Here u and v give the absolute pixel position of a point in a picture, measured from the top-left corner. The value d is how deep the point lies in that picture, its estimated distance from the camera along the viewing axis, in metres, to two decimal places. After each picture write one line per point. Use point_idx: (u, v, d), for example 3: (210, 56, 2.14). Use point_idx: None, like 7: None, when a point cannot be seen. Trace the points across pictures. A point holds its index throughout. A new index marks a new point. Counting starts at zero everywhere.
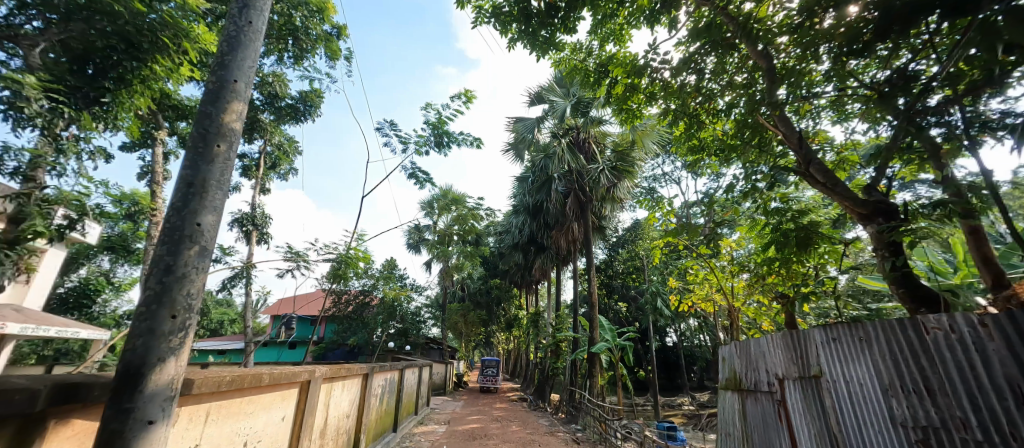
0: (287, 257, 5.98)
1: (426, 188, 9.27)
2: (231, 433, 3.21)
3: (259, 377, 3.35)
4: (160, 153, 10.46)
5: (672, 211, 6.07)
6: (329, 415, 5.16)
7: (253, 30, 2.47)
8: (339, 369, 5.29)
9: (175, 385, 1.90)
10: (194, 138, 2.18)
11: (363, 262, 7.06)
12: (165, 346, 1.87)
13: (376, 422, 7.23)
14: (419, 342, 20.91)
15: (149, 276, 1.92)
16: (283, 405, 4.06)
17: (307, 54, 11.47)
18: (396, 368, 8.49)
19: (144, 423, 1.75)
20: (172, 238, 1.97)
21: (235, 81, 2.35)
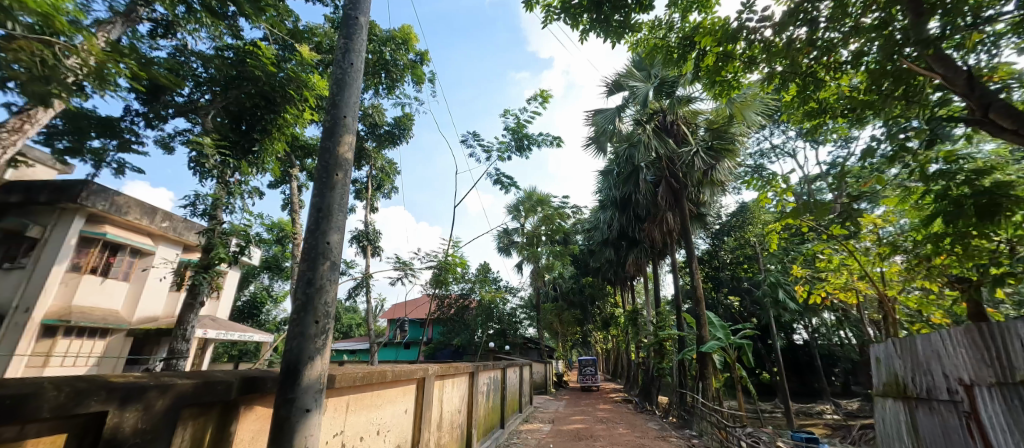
0: (396, 267, 6.57)
1: (510, 192, 9.47)
2: (366, 423, 3.59)
3: (384, 374, 3.71)
4: (296, 185, 12.25)
5: (789, 189, 5.25)
6: (443, 410, 5.51)
7: (355, 69, 2.72)
8: (449, 367, 5.62)
9: (324, 379, 2.19)
10: (319, 170, 2.48)
11: (460, 267, 7.43)
12: (314, 347, 2.15)
13: (485, 418, 7.54)
14: (517, 342, 21.40)
15: (296, 288, 2.23)
16: (405, 399, 4.42)
17: (398, 82, 12.42)
18: (500, 367, 8.77)
19: (303, 411, 2.04)
20: (311, 256, 2.26)
21: (345, 116, 2.61)
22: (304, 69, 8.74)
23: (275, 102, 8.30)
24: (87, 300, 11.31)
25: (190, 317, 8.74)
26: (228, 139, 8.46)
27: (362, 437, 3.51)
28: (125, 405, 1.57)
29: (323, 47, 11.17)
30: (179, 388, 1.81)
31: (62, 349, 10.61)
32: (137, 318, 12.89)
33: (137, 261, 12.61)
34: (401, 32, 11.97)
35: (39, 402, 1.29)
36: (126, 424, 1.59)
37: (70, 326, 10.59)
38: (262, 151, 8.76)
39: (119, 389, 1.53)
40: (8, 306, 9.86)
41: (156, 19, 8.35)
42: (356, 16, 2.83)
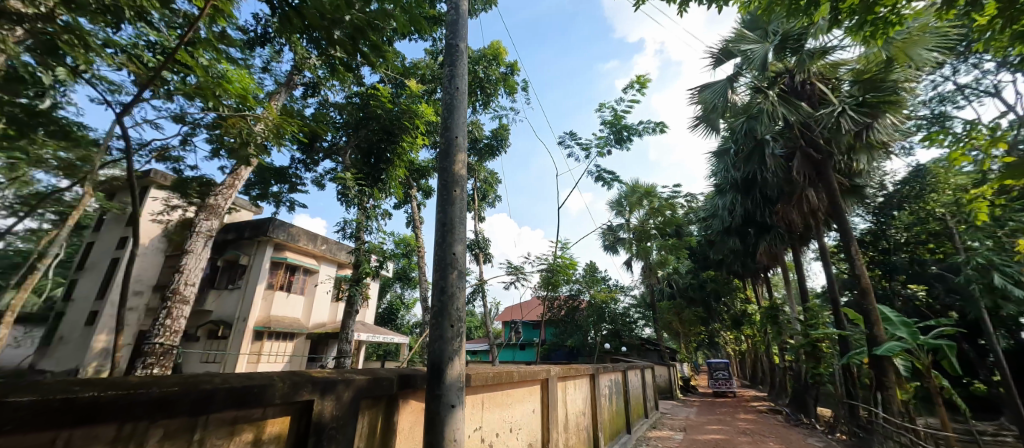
0: (509, 271, 6.84)
1: (613, 188, 9.18)
2: (500, 420, 3.81)
3: (511, 374, 3.91)
4: (416, 204, 13.66)
5: (999, 138, 4.03)
6: (568, 412, 5.55)
7: (460, 92, 2.97)
8: (570, 369, 5.64)
9: (463, 378, 2.42)
10: (440, 188, 2.75)
11: (572, 268, 7.39)
12: (451, 348, 2.39)
13: (610, 422, 7.35)
14: (635, 344, 20.43)
15: (432, 297, 2.51)
16: (532, 399, 4.58)
17: (493, 96, 13.00)
18: (620, 369, 8.47)
19: (449, 406, 2.28)
20: (441, 267, 2.52)
21: (456, 137, 2.85)
22: (414, 103, 10.27)
23: (394, 133, 10.15)
24: (279, 310, 14.28)
25: (349, 322, 10.66)
26: (363, 172, 10.31)
27: (497, 433, 3.75)
28: (323, 395, 1.97)
29: (425, 78, 12.43)
30: (357, 382, 2.20)
31: (267, 349, 13.53)
32: (313, 322, 15.60)
33: (308, 279, 15.58)
34: (491, 48, 12.63)
35: (271, 391, 1.71)
36: (325, 410, 1.99)
37: (271, 332, 13.62)
38: (388, 179, 10.34)
39: (318, 382, 1.93)
40: (235, 316, 13.41)
41: (306, 83, 10.29)
42: (457, 44, 3.08)
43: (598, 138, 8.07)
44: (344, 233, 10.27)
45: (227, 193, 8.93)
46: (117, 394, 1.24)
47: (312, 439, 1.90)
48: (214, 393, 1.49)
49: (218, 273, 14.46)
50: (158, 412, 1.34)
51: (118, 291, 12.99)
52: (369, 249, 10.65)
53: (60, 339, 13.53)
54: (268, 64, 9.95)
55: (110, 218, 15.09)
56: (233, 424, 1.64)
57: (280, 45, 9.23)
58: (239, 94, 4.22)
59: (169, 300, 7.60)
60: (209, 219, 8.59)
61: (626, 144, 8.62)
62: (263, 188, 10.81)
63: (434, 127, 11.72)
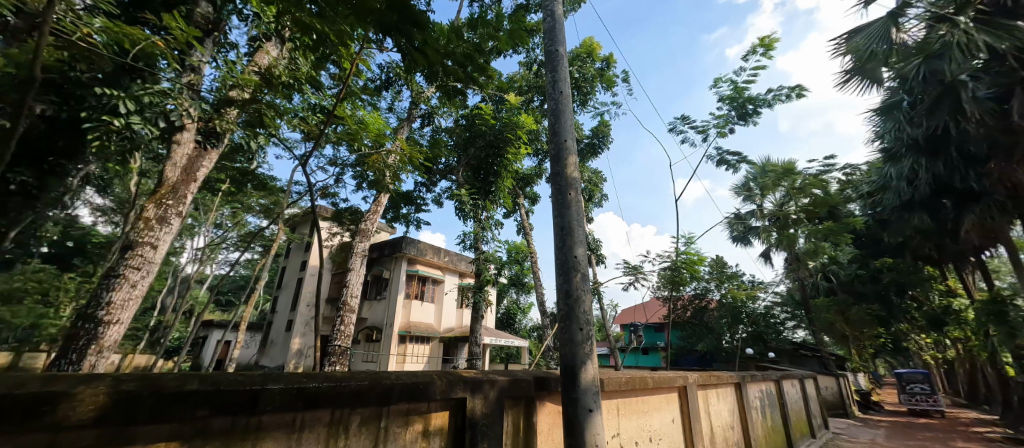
0: (627, 272, 6.53)
1: (740, 170, 8.16)
2: (637, 428, 3.64)
3: (646, 380, 3.71)
4: (524, 211, 14.07)
5: None
6: (713, 424, 5.03)
7: (564, 95, 2.95)
8: (710, 376, 5.12)
9: (599, 381, 2.33)
10: (555, 193, 2.75)
11: (702, 264, 6.68)
12: (583, 352, 2.32)
13: (766, 438, 6.43)
14: (785, 348, 17.62)
15: (559, 300, 2.50)
16: (670, 408, 4.26)
17: (590, 94, 12.76)
18: (772, 378, 7.36)
19: (587, 410, 2.22)
20: (563, 270, 2.50)
21: (565, 140, 2.83)
22: (514, 116, 10.75)
23: (500, 147, 10.65)
24: (416, 317, 16.15)
25: (477, 326, 11.53)
26: (475, 187, 11.15)
27: (637, 442, 3.60)
28: (473, 393, 2.14)
29: (520, 90, 12.91)
30: (500, 383, 2.33)
31: (410, 351, 15.34)
32: (444, 327, 17.11)
33: (437, 288, 17.29)
34: (583, 46, 12.47)
35: (431, 388, 1.93)
36: (476, 407, 2.16)
37: (411, 336, 15.44)
38: (498, 190, 11.02)
39: (468, 381, 2.11)
40: (383, 322, 15.53)
41: (422, 114, 11.51)
42: (556, 48, 3.09)
43: (716, 117, 7.24)
44: (464, 245, 11.14)
45: (373, 218, 10.45)
46: (330, 386, 1.54)
47: (468, 434, 2.08)
48: (392, 387, 1.75)
49: (367, 286, 17.06)
50: (355, 401, 1.64)
51: (303, 304, 16.22)
52: (487, 258, 11.41)
53: (270, 343, 17.41)
54: (391, 104, 11.44)
55: (294, 247, 18.99)
56: (407, 415, 1.89)
57: (399, 86, 10.56)
58: (375, 134, 5.00)
59: (341, 310, 9.16)
60: (364, 241, 10.17)
61: (752, 119, 7.60)
62: (395, 211, 12.48)
63: (534, 135, 12.03)
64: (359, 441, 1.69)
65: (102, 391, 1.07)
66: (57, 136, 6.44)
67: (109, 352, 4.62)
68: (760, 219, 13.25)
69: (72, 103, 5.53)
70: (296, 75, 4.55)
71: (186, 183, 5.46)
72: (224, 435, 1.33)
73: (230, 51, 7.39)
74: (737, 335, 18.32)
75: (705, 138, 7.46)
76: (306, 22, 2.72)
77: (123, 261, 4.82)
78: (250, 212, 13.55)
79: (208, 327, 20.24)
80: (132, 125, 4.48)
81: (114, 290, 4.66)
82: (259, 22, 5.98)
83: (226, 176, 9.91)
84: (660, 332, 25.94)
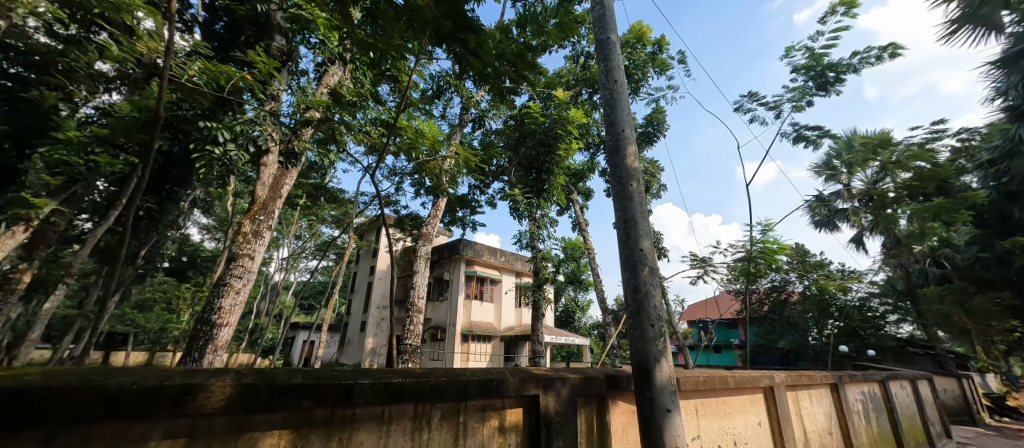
0: (695, 265, 6.15)
1: (821, 146, 7.33)
2: (719, 431, 3.41)
3: (726, 380, 3.47)
4: (578, 207, 13.84)
5: None
6: (807, 428, 4.57)
7: (619, 84, 2.85)
8: (800, 376, 4.66)
9: (675, 380, 2.19)
10: (615, 185, 2.66)
11: (782, 253, 6.09)
12: (657, 349, 2.21)
13: (873, 446, 5.71)
14: (888, 345, 15.57)
15: (627, 296, 2.40)
16: (755, 410, 3.94)
17: (641, 81, 12.23)
18: (876, 378, 6.51)
19: (664, 410, 2.10)
20: (629, 264, 2.41)
21: (623, 130, 2.73)
22: (563, 111, 10.66)
23: (551, 144, 10.59)
24: (477, 316, 16.56)
25: (537, 325, 11.54)
26: (528, 186, 11.20)
27: (720, 445, 3.37)
28: (545, 390, 2.13)
29: (567, 85, 12.73)
30: (572, 380, 2.28)
31: (473, 349, 15.77)
32: (504, 325, 17.34)
33: (496, 288, 17.60)
34: (632, 31, 11.98)
35: (505, 384, 1.95)
36: (549, 405, 2.14)
37: (474, 334, 15.85)
38: (551, 188, 10.99)
39: (539, 379, 2.10)
40: (447, 322, 16.10)
41: (472, 119, 11.78)
42: (607, 36, 2.99)
43: (789, 90, 6.58)
44: (520, 244, 11.22)
45: (432, 222, 10.86)
46: (412, 381, 1.63)
47: (543, 431, 2.07)
48: (468, 384, 1.80)
49: (430, 288, 17.81)
50: (435, 396, 1.70)
51: (375, 306, 17.33)
52: (544, 256, 11.39)
53: (347, 342, 18.81)
54: (443, 112, 11.86)
55: (363, 254, 20.37)
56: (483, 411, 1.93)
57: (450, 94, 10.90)
58: (431, 142, 5.20)
59: (410, 311, 9.63)
60: (426, 245, 10.59)
61: (833, 89, 6.81)
62: (451, 215, 12.94)
63: (585, 129, 11.80)
64: (441, 435, 1.76)
65: (228, 383, 1.22)
66: (171, 167, 7.50)
67: (222, 351, 5.25)
68: (847, 201, 11.83)
69: (181, 137, 6.41)
70: (359, 93, 4.89)
71: (273, 200, 6.05)
72: (325, 424, 1.46)
73: (301, 77, 8.12)
74: (826, 331, 16.52)
75: (778, 115, 6.80)
76: (368, 41, 2.89)
77: (228, 271, 5.47)
78: (325, 223, 14.77)
79: (296, 329, 22.39)
80: (228, 152, 5.10)
81: (222, 297, 5.30)
82: (324, 48, 6.50)
83: (303, 192, 10.91)
84: (733, 329, 24.15)
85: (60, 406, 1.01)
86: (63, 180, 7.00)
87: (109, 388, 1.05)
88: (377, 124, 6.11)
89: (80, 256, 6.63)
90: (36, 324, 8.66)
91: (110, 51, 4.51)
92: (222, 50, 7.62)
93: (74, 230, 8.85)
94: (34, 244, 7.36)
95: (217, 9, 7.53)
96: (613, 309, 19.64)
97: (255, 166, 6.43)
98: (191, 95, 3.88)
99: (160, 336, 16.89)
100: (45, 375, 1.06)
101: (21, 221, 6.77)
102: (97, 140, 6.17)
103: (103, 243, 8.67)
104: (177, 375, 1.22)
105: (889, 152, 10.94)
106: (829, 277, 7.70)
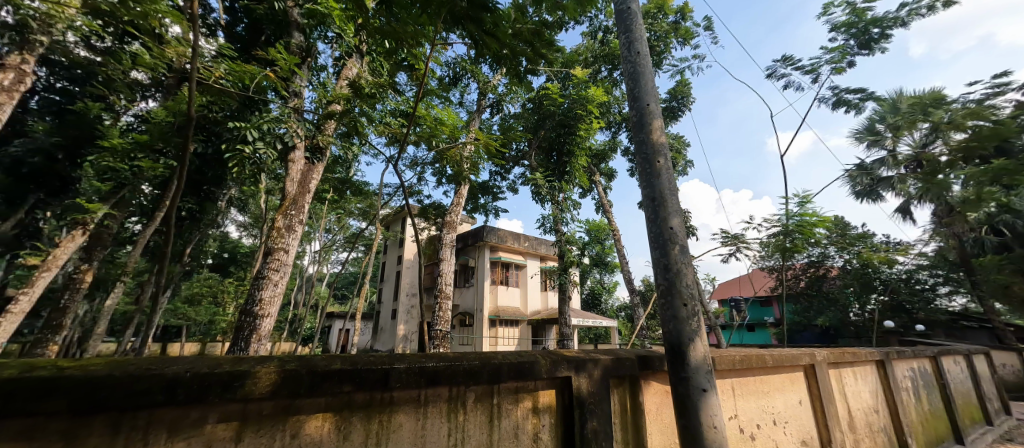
0: (726, 241, 5.93)
1: (865, 110, 6.85)
2: (758, 409, 3.33)
3: (764, 358, 3.37)
4: (601, 189, 13.60)
5: None
6: (851, 406, 4.42)
7: (642, 56, 2.72)
8: (843, 353, 4.46)
9: (711, 359, 2.13)
10: (641, 162, 2.57)
11: (821, 226, 5.77)
12: (690, 328, 2.15)
13: (924, 425, 5.46)
14: (939, 320, 14.64)
15: (657, 275, 2.33)
16: (796, 389, 3.82)
17: (664, 53, 11.79)
18: (927, 354, 6.15)
19: (700, 390, 2.05)
20: (659, 243, 2.33)
21: (648, 104, 2.61)
22: (583, 90, 10.41)
23: (571, 124, 10.42)
24: (503, 301, 16.76)
25: (564, 308, 11.56)
26: (549, 170, 11.09)
27: (759, 425, 3.30)
28: (577, 372, 2.12)
29: (585, 63, 12.39)
30: (604, 361, 2.26)
31: (501, 333, 16.03)
32: (530, 310, 17.44)
33: (520, 273, 17.70)
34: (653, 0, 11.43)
35: (537, 366, 1.95)
36: (582, 386, 2.13)
37: (501, 319, 16.05)
38: (572, 170, 10.77)
39: (572, 360, 2.09)
40: (474, 308, 16.36)
41: (490, 104, 11.69)
42: (627, 6, 2.86)
43: (828, 51, 6.16)
44: (544, 228, 11.19)
45: (455, 210, 10.91)
46: (446, 364, 1.65)
47: (577, 412, 2.06)
48: (500, 367, 1.81)
49: (456, 275, 18.12)
50: (469, 380, 1.72)
51: (404, 294, 17.81)
52: (568, 239, 11.35)
53: (380, 330, 19.44)
54: (461, 98, 11.83)
55: (390, 244, 20.84)
56: (517, 393, 1.94)
57: (466, 80, 10.84)
58: (451, 130, 5.20)
59: (438, 298, 9.80)
60: (450, 233, 10.68)
61: (878, 46, 6.34)
62: (474, 202, 13.04)
63: (605, 108, 11.51)
64: (476, 416, 1.79)
65: (273, 369, 1.27)
66: (207, 169, 7.84)
67: (265, 340, 5.53)
68: (892, 168, 11.13)
69: (213, 138, 6.69)
70: (378, 84, 4.91)
71: (303, 195, 6.21)
72: (365, 407, 1.51)
73: (320, 73, 8.25)
74: (869, 306, 15.70)
75: (815, 79, 6.37)
76: (382, 29, 2.88)
77: (266, 265, 5.71)
78: (353, 216, 15.24)
79: (332, 318, 23.37)
80: (258, 150, 5.27)
81: (262, 289, 5.54)
82: (341, 41, 6.53)
83: (330, 186, 11.26)
84: (768, 306, 23.49)
85: (123, 393, 1.07)
86: (111, 186, 7.37)
87: (166, 375, 1.12)
88: (396, 115, 6.17)
89: (132, 257, 7.10)
90: (101, 319, 9.30)
91: (143, 59, 4.66)
92: (244, 50, 7.85)
93: (126, 233, 9.46)
94: (92, 245, 7.76)
95: (237, 11, 7.75)
96: (640, 289, 19.40)
97: (285, 162, 6.65)
98: (219, 96, 4.01)
99: (210, 328, 18.14)
100: (107, 365, 1.13)
101: (79, 225, 7.16)
102: (138, 146, 6.52)
103: (153, 243, 9.28)
104: (226, 362, 1.28)
105: (941, 112, 9.93)
106: (874, 249, 7.27)
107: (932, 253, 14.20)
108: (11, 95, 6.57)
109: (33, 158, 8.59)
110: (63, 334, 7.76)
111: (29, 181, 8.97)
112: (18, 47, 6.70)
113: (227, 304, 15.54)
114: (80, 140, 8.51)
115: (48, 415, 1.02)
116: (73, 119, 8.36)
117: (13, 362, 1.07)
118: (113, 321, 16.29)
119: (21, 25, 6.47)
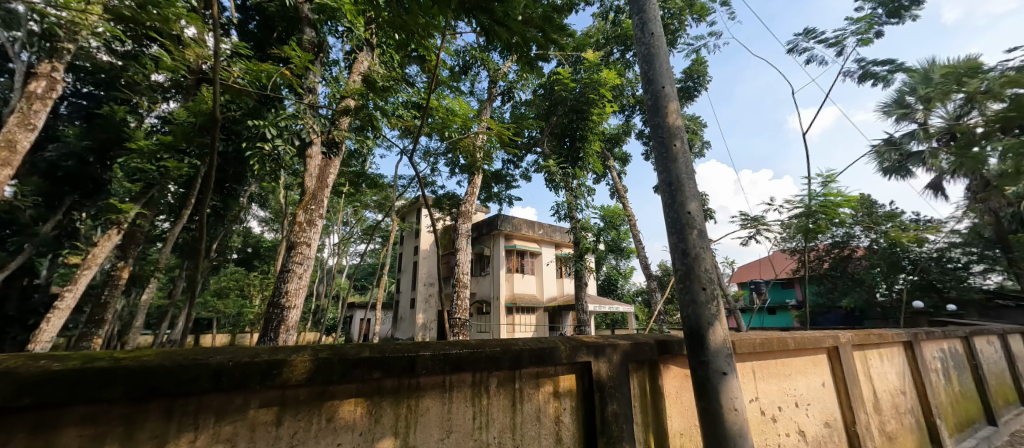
0: (745, 224, 5.79)
1: (893, 82, 6.58)
2: (780, 392, 3.34)
3: (785, 341, 3.35)
4: (615, 174, 13.45)
5: None
6: (877, 388, 4.35)
7: (656, 37, 2.67)
8: (869, 335, 4.37)
9: (731, 343, 2.13)
10: (657, 146, 2.55)
11: (846, 206, 5.60)
12: (709, 312, 2.15)
13: (955, 407, 5.33)
14: (972, 299, 14.08)
15: (676, 259, 2.31)
16: (819, 371, 3.79)
17: (678, 31, 11.49)
18: (958, 335, 5.97)
19: (719, 373, 2.06)
20: (677, 228, 2.32)
21: (663, 87, 2.57)
22: (594, 74, 10.23)
23: (584, 110, 10.31)
24: (520, 288, 16.91)
25: (581, 294, 11.59)
26: (562, 156, 11.01)
27: (780, 406, 3.29)
28: (596, 357, 2.14)
29: (597, 45, 12.16)
30: (623, 346, 2.27)
31: (518, 320, 16.21)
32: (547, 296, 17.50)
33: (536, 260, 17.78)
34: None
35: (557, 352, 1.99)
36: (601, 370, 2.17)
37: (517, 306, 16.22)
38: (586, 156, 10.69)
39: (591, 345, 2.12)
40: (491, 296, 16.59)
41: (501, 92, 11.62)
42: None
43: (854, 21, 5.88)
44: (558, 215, 11.23)
45: (470, 199, 10.94)
46: (469, 351, 1.71)
47: (596, 395, 2.11)
48: (521, 353, 1.86)
49: (473, 264, 18.31)
50: (491, 365, 1.78)
51: (422, 283, 18.10)
52: (583, 226, 11.34)
53: (400, 319, 19.82)
54: (472, 87, 11.82)
55: (406, 234, 21.17)
56: (538, 378, 1.99)
57: (476, 68, 10.78)
58: (462, 120, 5.19)
59: (456, 287, 9.92)
60: (465, 222, 10.71)
61: (907, 14, 6.03)
62: (487, 191, 13.16)
63: (618, 91, 11.41)
64: (499, 400, 1.85)
65: (307, 357, 1.34)
66: (229, 167, 8.10)
67: (293, 330, 5.74)
68: (923, 141, 10.71)
69: (234, 137, 6.90)
70: (390, 77, 4.93)
71: (321, 189, 6.35)
72: (394, 392, 1.58)
73: (333, 67, 8.32)
74: (897, 286, 15.20)
75: (840, 51, 6.11)
76: (394, 22, 2.90)
77: (290, 259, 5.89)
78: (369, 208, 15.52)
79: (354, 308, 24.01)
80: (276, 147, 5.40)
81: (288, 282, 5.73)
82: (351, 35, 6.57)
83: (346, 180, 11.44)
84: (790, 288, 23.06)
85: (174, 380, 1.16)
86: (141, 185, 7.69)
87: (211, 365, 1.20)
88: (409, 106, 6.22)
89: (164, 253, 7.42)
90: (138, 313, 9.68)
91: (165, 61, 4.77)
92: (258, 48, 7.99)
93: (156, 229, 9.83)
94: (126, 244, 8.09)
95: (249, 10, 7.94)
96: (658, 274, 19.28)
97: (304, 158, 6.81)
98: (239, 95, 4.17)
99: (239, 319, 18.88)
100: (158, 356, 1.22)
101: (113, 225, 7.48)
102: (163, 147, 6.74)
103: (182, 239, 9.63)
104: (264, 352, 1.36)
105: (978, 81, 9.19)
106: (902, 228, 7.07)
107: (966, 230, 13.60)
108: (45, 102, 6.83)
109: (67, 162, 9.04)
110: (105, 328, 8.09)
111: (64, 183, 9.36)
112: (47, 56, 6.89)
113: (254, 296, 16.16)
114: (109, 142, 8.91)
115: (108, 403, 1.11)
116: (101, 122, 8.84)
117: (75, 353, 1.16)
118: (149, 314, 17.15)
119: (48, 34, 6.66)
